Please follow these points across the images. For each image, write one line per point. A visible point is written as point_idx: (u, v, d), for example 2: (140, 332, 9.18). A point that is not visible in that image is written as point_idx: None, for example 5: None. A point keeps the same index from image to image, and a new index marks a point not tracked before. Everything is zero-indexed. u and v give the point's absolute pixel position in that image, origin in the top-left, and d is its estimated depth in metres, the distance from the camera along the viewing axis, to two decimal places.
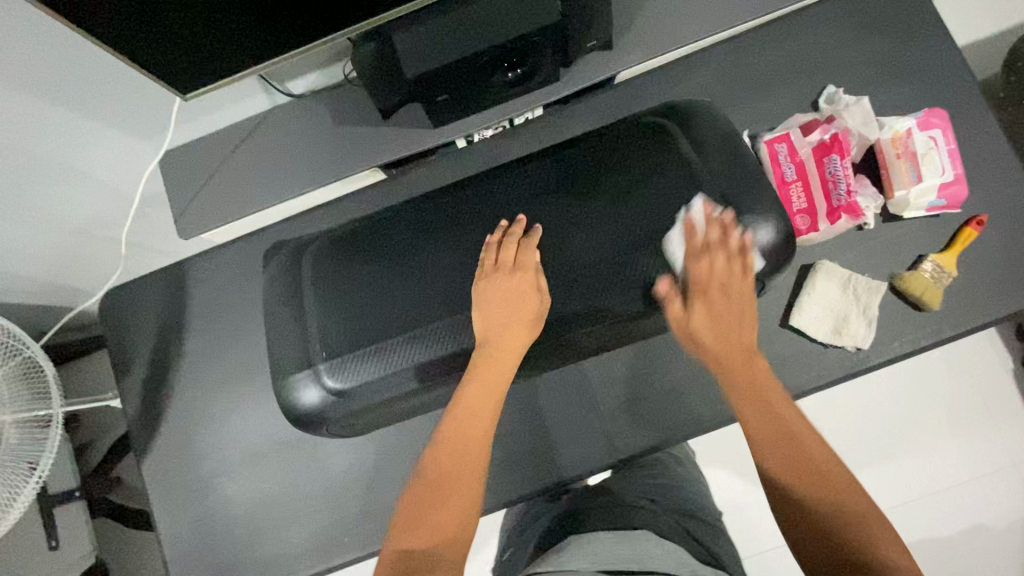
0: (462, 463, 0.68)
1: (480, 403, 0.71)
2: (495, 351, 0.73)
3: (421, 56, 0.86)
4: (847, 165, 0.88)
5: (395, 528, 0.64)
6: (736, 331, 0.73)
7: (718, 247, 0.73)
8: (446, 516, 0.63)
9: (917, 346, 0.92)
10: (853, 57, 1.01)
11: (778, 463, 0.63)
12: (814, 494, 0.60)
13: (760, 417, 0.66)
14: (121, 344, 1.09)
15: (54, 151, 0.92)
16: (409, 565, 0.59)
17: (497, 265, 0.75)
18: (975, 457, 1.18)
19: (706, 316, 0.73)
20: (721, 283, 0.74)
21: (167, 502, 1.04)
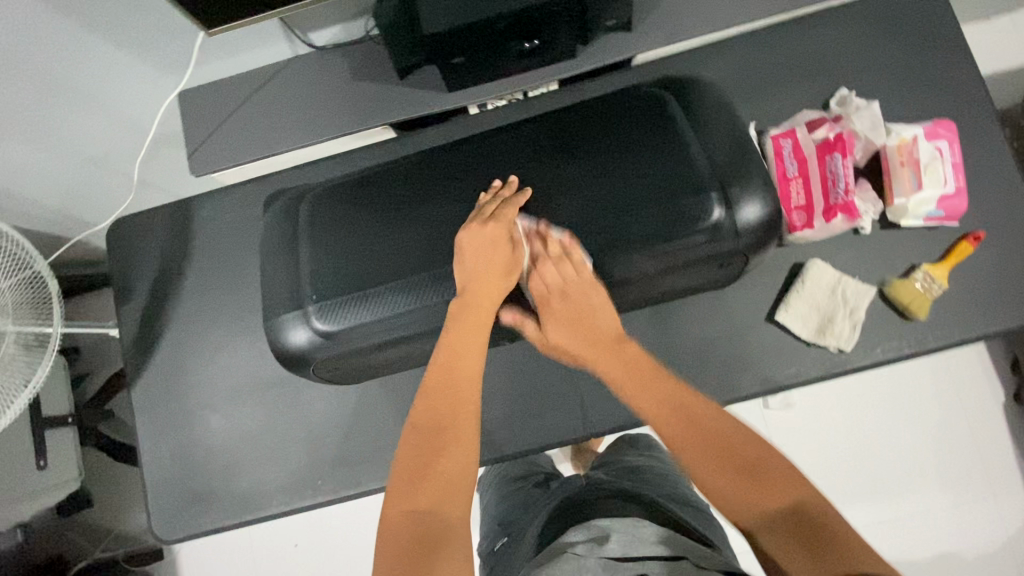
0: (453, 414, 0.67)
1: (471, 353, 0.72)
2: (473, 299, 0.73)
3: (440, 14, 0.88)
4: (847, 165, 0.88)
5: (396, 490, 0.62)
6: (593, 326, 0.75)
7: (545, 259, 0.76)
8: (448, 470, 0.63)
9: (899, 353, 0.93)
10: (869, 62, 1.01)
11: (688, 447, 0.63)
12: (728, 471, 0.59)
13: (668, 414, 0.66)
14: (124, 271, 1.12)
15: (77, 72, 0.94)
16: (421, 535, 0.58)
17: (477, 217, 0.77)
18: (950, 480, 1.18)
19: (568, 329, 0.76)
20: (561, 287, 0.76)
21: (153, 427, 1.07)
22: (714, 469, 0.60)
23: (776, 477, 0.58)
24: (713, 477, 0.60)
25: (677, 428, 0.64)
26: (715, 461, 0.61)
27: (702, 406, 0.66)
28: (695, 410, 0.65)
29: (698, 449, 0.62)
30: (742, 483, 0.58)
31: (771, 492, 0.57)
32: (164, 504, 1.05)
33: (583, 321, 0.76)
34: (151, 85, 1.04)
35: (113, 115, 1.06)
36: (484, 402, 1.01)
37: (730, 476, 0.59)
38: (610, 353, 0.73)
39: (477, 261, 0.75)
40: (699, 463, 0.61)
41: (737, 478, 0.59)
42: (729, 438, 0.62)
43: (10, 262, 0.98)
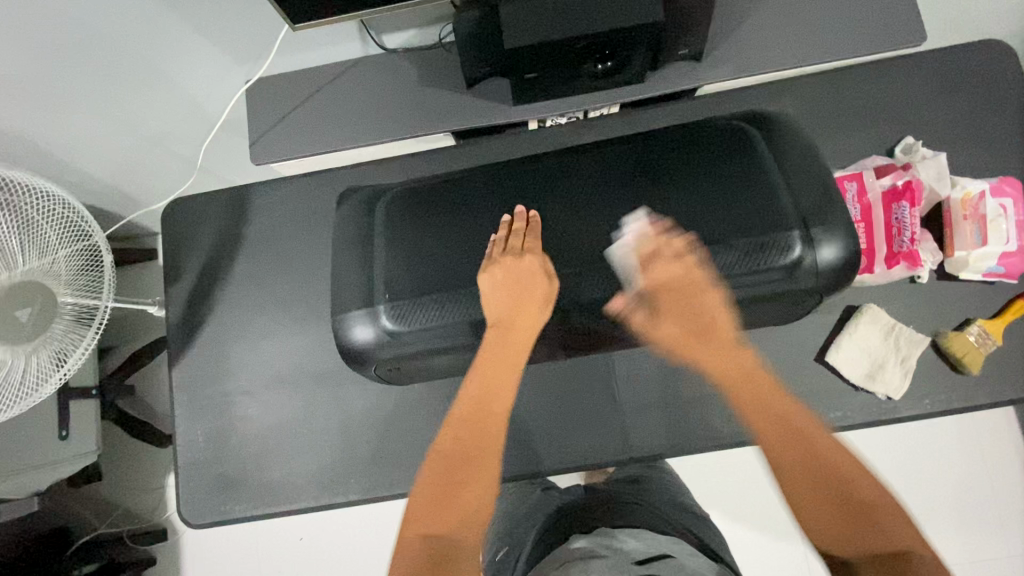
0: (477, 448, 0.69)
1: (499, 386, 0.74)
2: (506, 331, 0.74)
3: (522, 29, 0.89)
4: (915, 214, 0.89)
5: (413, 511, 0.64)
6: (705, 330, 0.74)
7: (666, 253, 0.75)
8: (466, 500, 0.64)
9: (946, 407, 0.93)
10: (935, 113, 1.02)
11: (786, 467, 0.62)
12: (823, 488, 0.59)
13: (769, 419, 0.65)
14: (175, 252, 1.13)
15: (154, 52, 0.96)
16: (431, 556, 0.59)
17: (506, 252, 0.76)
18: None
19: (678, 326, 0.75)
20: (684, 287, 0.74)
21: (189, 409, 1.08)
22: (806, 488, 0.60)
23: (875, 513, 0.57)
24: (810, 497, 0.59)
25: (779, 443, 0.63)
26: (809, 484, 0.60)
27: (804, 423, 0.64)
28: (801, 430, 0.63)
29: (804, 464, 0.61)
30: (836, 514, 0.58)
31: (869, 531, 0.56)
32: (193, 487, 1.05)
33: (696, 323, 0.74)
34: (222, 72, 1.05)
35: (182, 96, 1.07)
36: (523, 416, 1.01)
37: (825, 498, 0.59)
38: (722, 354, 0.72)
39: (508, 289, 0.75)
40: (794, 485, 0.61)
41: (832, 510, 0.58)
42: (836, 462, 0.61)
43: (68, 229, 0.94)
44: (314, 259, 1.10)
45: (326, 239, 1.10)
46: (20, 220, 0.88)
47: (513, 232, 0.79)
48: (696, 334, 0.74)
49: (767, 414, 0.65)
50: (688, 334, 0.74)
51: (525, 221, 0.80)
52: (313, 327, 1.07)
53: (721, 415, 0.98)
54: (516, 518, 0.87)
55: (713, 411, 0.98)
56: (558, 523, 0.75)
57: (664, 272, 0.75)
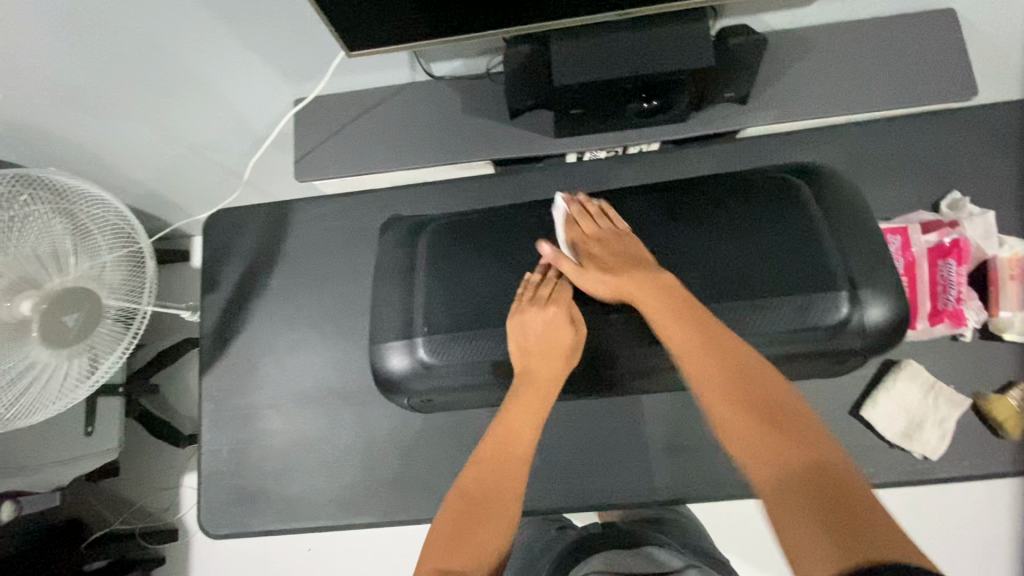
0: (495, 490, 0.67)
1: (523, 422, 0.72)
2: (533, 377, 0.73)
3: (572, 68, 0.90)
4: (961, 272, 0.87)
5: (430, 551, 0.63)
6: (628, 263, 0.74)
7: (592, 218, 0.81)
8: (484, 542, 0.62)
9: (985, 471, 0.90)
10: (981, 171, 1.01)
11: (713, 395, 0.60)
12: (746, 413, 0.58)
13: (703, 345, 0.64)
14: (214, 262, 1.15)
15: (210, 71, 0.98)
16: None
17: (534, 300, 0.75)
18: None
19: (601, 272, 0.74)
20: (604, 238, 0.78)
21: (216, 419, 1.09)
22: (732, 413, 0.59)
23: (803, 434, 0.56)
24: (743, 432, 0.57)
25: (718, 379, 0.61)
26: (739, 413, 0.58)
27: (743, 359, 0.62)
28: (738, 370, 0.61)
29: (722, 388, 0.60)
30: (776, 437, 0.56)
31: (793, 449, 0.55)
32: (214, 496, 1.06)
33: (623, 258, 0.75)
34: (273, 91, 1.07)
35: (232, 111, 1.10)
36: (546, 449, 1.00)
37: (753, 424, 0.57)
38: (646, 285, 0.70)
39: (539, 342, 0.74)
40: (722, 412, 0.59)
41: (768, 433, 0.56)
42: (778, 400, 0.59)
43: (118, 235, 0.94)
44: (349, 278, 1.12)
45: (362, 259, 1.12)
46: (74, 228, 0.89)
47: (544, 278, 0.78)
48: (620, 270, 0.73)
49: (693, 344, 0.64)
50: (610, 274, 0.73)
51: (561, 267, 0.78)
52: (344, 345, 1.09)
53: None
54: (528, 557, 0.86)
55: (739, 457, 0.97)
56: (569, 552, 0.78)
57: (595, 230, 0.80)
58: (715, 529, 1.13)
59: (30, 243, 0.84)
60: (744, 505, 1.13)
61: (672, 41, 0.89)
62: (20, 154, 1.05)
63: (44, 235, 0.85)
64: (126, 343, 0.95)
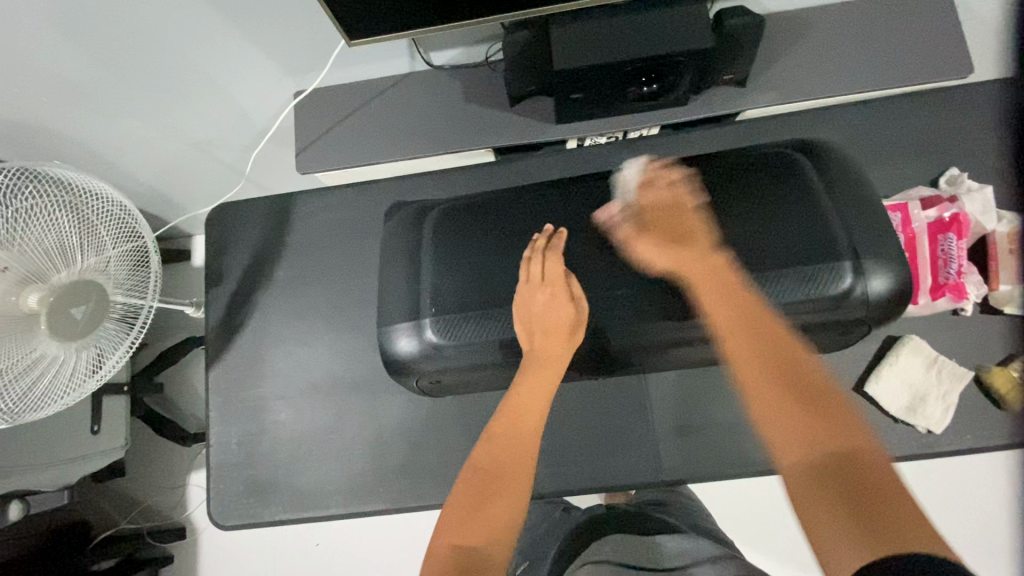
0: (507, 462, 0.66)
1: (535, 398, 0.73)
2: (540, 353, 0.75)
3: (573, 52, 0.90)
4: (962, 247, 0.88)
5: (442, 528, 0.61)
6: (685, 235, 0.72)
7: (661, 186, 0.79)
8: (496, 515, 0.61)
9: (988, 443, 0.91)
10: (979, 148, 1.02)
11: (748, 371, 0.58)
12: (780, 393, 0.56)
13: (741, 322, 0.63)
14: (218, 256, 1.15)
15: (211, 65, 0.98)
16: (466, 562, 0.55)
17: (529, 279, 0.77)
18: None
19: (657, 243, 0.73)
20: (667, 207, 0.76)
21: (224, 412, 1.09)
22: (765, 388, 0.57)
23: (834, 416, 0.53)
24: (774, 410, 0.55)
25: (754, 357, 0.59)
26: (772, 388, 0.56)
27: (776, 338, 0.60)
28: (776, 351, 0.59)
29: (761, 365, 0.58)
30: (802, 417, 0.53)
31: (825, 431, 0.52)
32: (224, 488, 1.06)
33: (678, 230, 0.73)
34: (273, 84, 1.07)
35: (233, 105, 1.10)
36: (553, 433, 1.01)
37: (785, 404, 0.55)
38: (693, 263, 0.70)
39: (541, 318, 0.75)
40: (757, 388, 0.57)
41: (797, 413, 0.54)
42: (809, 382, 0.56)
43: (122, 231, 0.94)
44: (353, 269, 1.12)
45: (365, 249, 1.13)
46: (80, 224, 0.89)
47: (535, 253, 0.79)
48: (679, 243, 0.72)
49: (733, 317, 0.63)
50: (666, 246, 0.73)
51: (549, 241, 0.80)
52: (350, 335, 1.09)
53: (755, 442, 0.97)
54: (538, 538, 0.86)
55: (745, 436, 0.98)
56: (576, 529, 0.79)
57: (654, 197, 0.77)
58: (721, 509, 1.13)
59: (37, 237, 0.83)
60: (750, 486, 1.14)
61: (672, 24, 0.89)
62: (21, 152, 1.05)
63: (50, 228, 0.85)
64: (130, 340, 0.96)
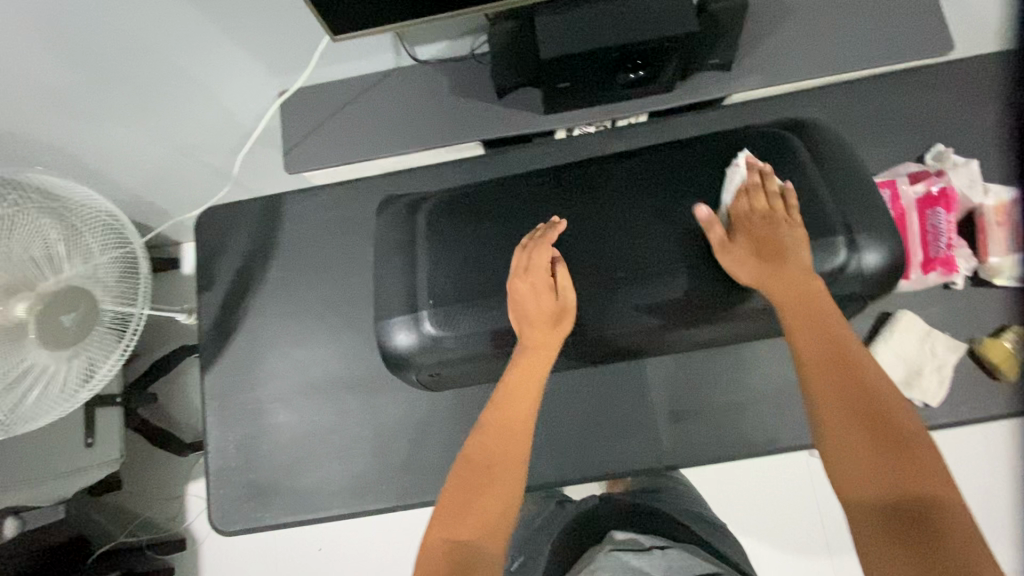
0: (500, 453, 0.66)
1: (520, 391, 0.72)
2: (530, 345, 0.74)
3: (559, 40, 0.90)
4: (951, 221, 0.89)
5: (433, 522, 0.61)
6: (784, 254, 0.71)
7: (758, 193, 0.74)
8: (490, 505, 0.61)
9: (984, 413, 0.92)
10: (964, 122, 1.03)
11: (823, 390, 0.59)
12: (856, 419, 0.56)
13: (822, 350, 0.63)
14: (209, 260, 1.14)
15: (194, 66, 0.97)
16: (459, 560, 0.56)
17: (518, 270, 0.76)
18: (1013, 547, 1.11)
19: (753, 258, 0.72)
20: (765, 218, 0.73)
21: (222, 416, 1.08)
22: (836, 409, 0.58)
23: (914, 451, 0.53)
24: (844, 432, 0.56)
25: (827, 372, 0.60)
26: (848, 417, 0.57)
27: (857, 362, 0.60)
28: (855, 376, 0.59)
29: (830, 388, 0.59)
30: (872, 448, 0.54)
31: (899, 464, 0.52)
32: (224, 493, 1.05)
33: (775, 248, 0.71)
34: (257, 84, 1.06)
35: (217, 107, 1.08)
36: (555, 422, 1.01)
37: (860, 431, 0.55)
38: (788, 281, 0.68)
39: (534, 307, 0.74)
40: (829, 413, 0.58)
41: (873, 440, 0.55)
42: (890, 417, 0.56)
43: (110, 237, 0.93)
44: (346, 267, 1.11)
45: (358, 247, 1.12)
46: (65, 230, 0.87)
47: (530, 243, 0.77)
48: (772, 261, 0.70)
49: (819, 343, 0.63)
50: (758, 262, 0.71)
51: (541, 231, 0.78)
52: (345, 334, 1.08)
53: (755, 423, 0.98)
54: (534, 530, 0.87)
55: (745, 417, 0.98)
56: (572, 527, 0.79)
57: (752, 206, 0.74)
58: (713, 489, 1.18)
59: (19, 247, 0.82)
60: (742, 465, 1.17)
61: (656, 9, 0.89)
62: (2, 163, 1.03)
63: (34, 235, 0.84)
64: (122, 347, 0.93)
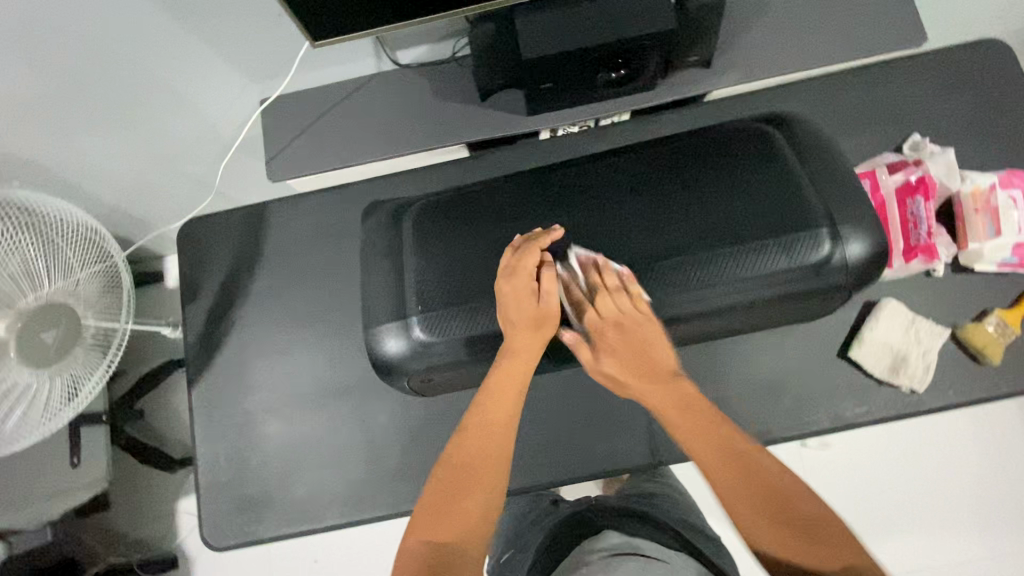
0: (485, 456, 0.66)
1: (507, 389, 0.70)
2: (512, 346, 0.72)
3: (539, 42, 0.91)
4: (930, 209, 0.90)
5: (416, 521, 0.62)
6: (648, 356, 0.71)
7: (611, 293, 0.73)
8: (472, 511, 0.62)
9: (969, 397, 0.94)
10: (940, 112, 1.05)
11: (732, 494, 0.59)
12: (764, 513, 0.57)
13: (706, 448, 0.63)
14: (193, 272, 1.12)
15: (171, 74, 0.95)
16: (438, 563, 0.57)
17: (505, 269, 0.75)
18: (995, 525, 1.14)
19: (619, 362, 0.72)
20: (617, 323, 0.72)
21: (211, 430, 1.06)
22: (743, 507, 0.58)
23: (825, 527, 0.55)
24: (755, 526, 0.57)
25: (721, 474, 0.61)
26: (758, 515, 0.57)
27: (746, 450, 0.63)
28: (753, 469, 0.60)
29: (731, 490, 0.60)
30: (790, 539, 0.55)
31: (818, 551, 0.54)
32: (215, 508, 1.03)
33: (642, 356, 0.71)
34: (237, 92, 1.05)
35: (196, 116, 1.07)
36: (548, 422, 1.01)
37: (770, 524, 0.56)
38: (667, 398, 0.68)
39: (517, 309, 0.73)
40: (746, 515, 0.58)
41: (784, 533, 0.56)
42: (790, 499, 0.58)
43: (89, 251, 0.91)
44: (333, 274, 1.10)
45: (344, 254, 1.11)
46: (43, 244, 0.85)
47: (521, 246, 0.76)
48: (642, 376, 0.70)
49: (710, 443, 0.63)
50: (631, 372, 0.71)
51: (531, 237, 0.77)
52: (334, 342, 1.07)
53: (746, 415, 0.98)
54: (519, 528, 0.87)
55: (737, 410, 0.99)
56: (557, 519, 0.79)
57: (607, 309, 0.73)
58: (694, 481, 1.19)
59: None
60: None
61: (634, 8, 0.90)
62: None
63: (12, 251, 0.82)
64: (107, 362, 0.92)
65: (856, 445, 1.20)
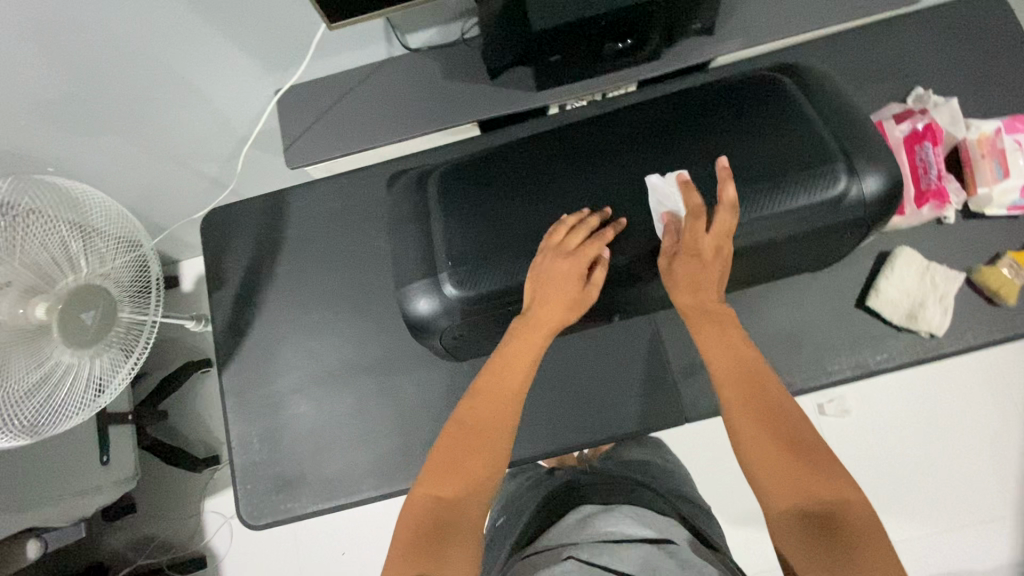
0: (491, 419, 0.70)
1: (519, 358, 0.75)
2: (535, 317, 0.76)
3: (548, 9, 0.92)
4: (938, 153, 0.93)
5: (423, 477, 0.66)
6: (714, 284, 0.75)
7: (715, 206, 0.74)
8: (472, 469, 0.66)
9: (988, 338, 0.95)
10: (942, 66, 1.07)
11: (737, 409, 0.66)
12: (766, 429, 0.63)
13: (731, 370, 0.69)
14: (218, 262, 1.15)
15: (191, 69, 0.97)
16: (439, 519, 0.61)
17: (560, 246, 0.76)
18: (1005, 469, 1.18)
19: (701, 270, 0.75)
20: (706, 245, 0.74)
21: (243, 412, 1.08)
22: (747, 417, 0.65)
23: (816, 455, 0.60)
24: (754, 437, 0.63)
25: (748, 398, 0.66)
26: (761, 429, 0.63)
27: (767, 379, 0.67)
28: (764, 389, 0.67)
29: (743, 406, 0.66)
30: (781, 452, 0.61)
31: (801, 474, 0.59)
32: (251, 488, 1.05)
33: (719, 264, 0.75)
34: (252, 85, 1.06)
35: (213, 111, 1.09)
36: (575, 383, 1.04)
37: (773, 437, 0.62)
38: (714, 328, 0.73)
39: (548, 286, 0.76)
40: (747, 428, 0.64)
41: (776, 445, 0.62)
42: (789, 423, 0.63)
43: (121, 241, 0.92)
44: (354, 255, 1.13)
45: (363, 234, 1.13)
46: (78, 229, 0.87)
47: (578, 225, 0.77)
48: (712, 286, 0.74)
49: (729, 363, 0.70)
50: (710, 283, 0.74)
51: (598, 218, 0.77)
52: (359, 320, 1.09)
53: None
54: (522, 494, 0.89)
55: None
56: (548, 502, 0.78)
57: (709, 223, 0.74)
58: (685, 449, 1.25)
59: (37, 247, 0.82)
60: None
61: None
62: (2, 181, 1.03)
63: (49, 236, 0.83)
64: (133, 361, 0.94)
65: (869, 400, 1.24)
